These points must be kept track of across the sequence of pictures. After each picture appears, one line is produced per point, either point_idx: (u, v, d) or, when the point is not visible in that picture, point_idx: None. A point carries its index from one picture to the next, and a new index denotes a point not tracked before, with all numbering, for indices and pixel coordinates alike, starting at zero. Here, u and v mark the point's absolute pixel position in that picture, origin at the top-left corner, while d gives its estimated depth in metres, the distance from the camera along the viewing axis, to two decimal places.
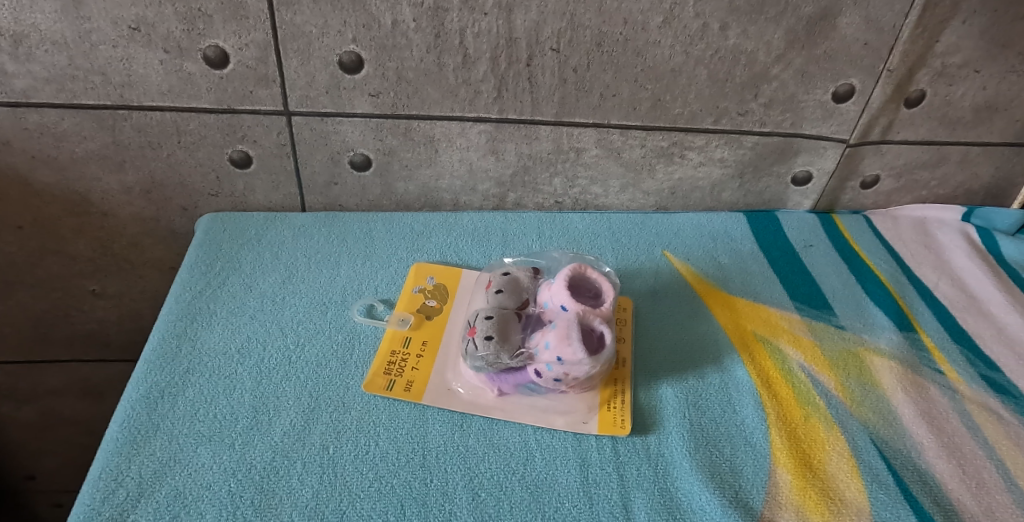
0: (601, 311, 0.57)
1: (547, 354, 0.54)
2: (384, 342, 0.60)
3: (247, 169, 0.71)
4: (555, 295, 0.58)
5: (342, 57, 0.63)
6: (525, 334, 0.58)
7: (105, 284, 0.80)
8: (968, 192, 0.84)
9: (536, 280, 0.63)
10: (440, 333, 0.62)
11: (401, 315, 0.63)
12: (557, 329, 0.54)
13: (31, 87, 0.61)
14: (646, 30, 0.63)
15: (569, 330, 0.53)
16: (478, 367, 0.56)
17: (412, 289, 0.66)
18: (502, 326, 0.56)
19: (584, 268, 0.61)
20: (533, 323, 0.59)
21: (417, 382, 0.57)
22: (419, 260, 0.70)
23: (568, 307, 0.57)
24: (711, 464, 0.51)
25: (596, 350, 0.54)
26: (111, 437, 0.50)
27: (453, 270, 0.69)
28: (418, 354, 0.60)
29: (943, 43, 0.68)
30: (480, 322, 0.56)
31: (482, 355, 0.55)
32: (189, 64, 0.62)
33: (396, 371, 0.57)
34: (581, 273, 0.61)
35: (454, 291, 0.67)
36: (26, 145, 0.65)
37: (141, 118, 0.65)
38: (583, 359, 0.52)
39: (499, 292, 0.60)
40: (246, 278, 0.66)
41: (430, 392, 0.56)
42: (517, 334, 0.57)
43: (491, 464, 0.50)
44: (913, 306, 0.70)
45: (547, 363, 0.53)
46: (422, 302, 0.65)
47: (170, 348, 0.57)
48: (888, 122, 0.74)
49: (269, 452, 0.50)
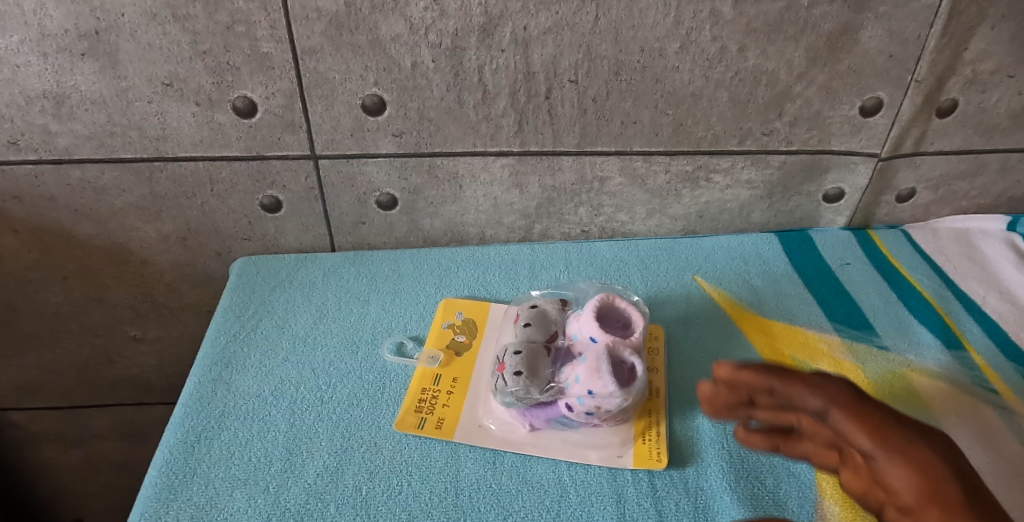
0: (631, 341, 0.56)
1: (577, 388, 0.53)
2: (414, 381, 0.60)
3: (277, 213, 0.73)
4: (583, 326, 0.58)
5: (365, 100, 0.64)
6: (555, 368, 0.57)
7: (145, 329, 0.82)
8: (1012, 199, 0.80)
9: (564, 312, 0.63)
10: (470, 369, 0.62)
11: (430, 353, 0.63)
12: (586, 362, 0.53)
13: (73, 145, 0.64)
14: (664, 57, 0.63)
15: (598, 362, 0.52)
16: (509, 402, 0.55)
17: (441, 325, 0.66)
18: (531, 362, 0.55)
19: (611, 298, 0.60)
20: (562, 357, 0.59)
21: (448, 420, 0.56)
22: (447, 295, 0.70)
23: (598, 338, 0.56)
24: (753, 496, 0.49)
25: (628, 382, 0.53)
26: (150, 482, 0.51)
27: (481, 305, 0.69)
28: (448, 392, 0.59)
29: (972, 50, 0.66)
30: (508, 358, 0.56)
31: (512, 391, 0.55)
32: (219, 115, 0.64)
33: (426, 408, 0.57)
34: (609, 303, 0.60)
35: (483, 325, 0.67)
36: (70, 200, 0.68)
37: (176, 169, 0.67)
38: (615, 391, 0.51)
39: (528, 326, 0.60)
40: (279, 320, 0.67)
41: (461, 429, 0.55)
42: (546, 368, 0.56)
43: (525, 502, 0.49)
44: (960, 324, 0.66)
45: (578, 397, 0.52)
46: (451, 337, 0.65)
47: (206, 393, 0.58)
48: (920, 133, 0.72)
49: (303, 494, 0.50)
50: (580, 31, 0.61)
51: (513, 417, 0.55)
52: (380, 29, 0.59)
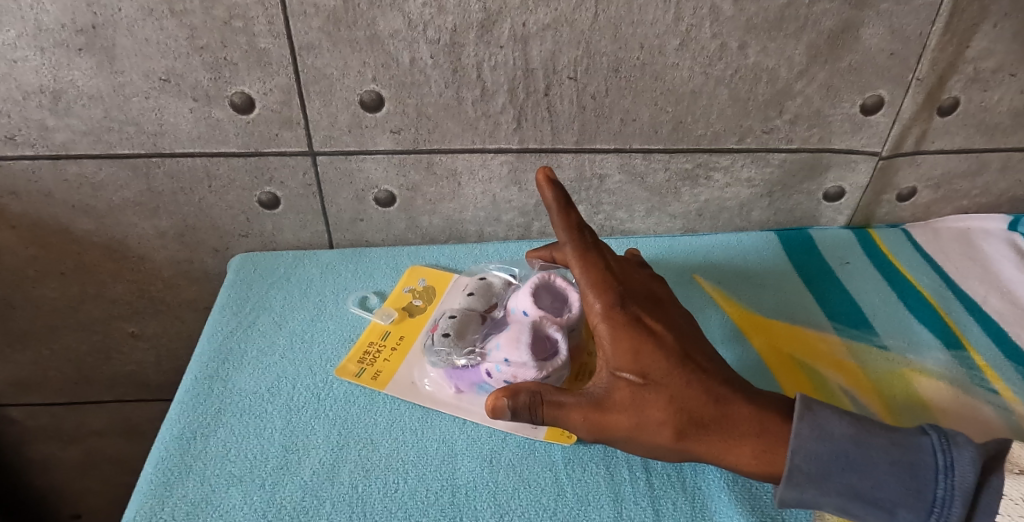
0: (561, 320, 0.57)
1: (495, 355, 0.54)
2: (363, 335, 0.65)
3: (275, 209, 0.72)
4: (519, 301, 0.59)
5: (363, 96, 0.64)
6: (484, 335, 0.60)
7: (143, 326, 0.82)
8: (1013, 198, 0.80)
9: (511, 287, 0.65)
10: (417, 331, 0.65)
11: (385, 310, 0.67)
12: (508, 332, 0.55)
13: (69, 140, 0.64)
14: (664, 54, 0.63)
15: (518, 333, 0.54)
16: (436, 363, 0.59)
17: (403, 289, 0.70)
18: (460, 325, 0.59)
19: (550, 277, 0.61)
20: (495, 327, 0.61)
21: (384, 373, 0.60)
22: (414, 262, 0.74)
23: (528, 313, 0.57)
24: (752, 496, 0.49)
25: (547, 356, 0.54)
26: (145, 479, 0.51)
27: (444, 274, 0.72)
28: (391, 347, 0.63)
29: (974, 48, 0.65)
30: (443, 320, 0.60)
31: (439, 351, 0.58)
32: (217, 111, 0.64)
33: (368, 360, 0.62)
34: (548, 281, 0.61)
35: (441, 291, 0.69)
36: (67, 195, 0.68)
37: (173, 165, 0.67)
38: (528, 362, 0.52)
39: (471, 296, 0.64)
40: (276, 317, 0.66)
41: (394, 384, 0.59)
42: (474, 334, 0.59)
43: (521, 501, 0.49)
44: (961, 324, 0.66)
45: (495, 364, 0.54)
46: (409, 301, 0.68)
47: (203, 389, 0.58)
48: (921, 132, 0.72)
49: (299, 492, 0.49)
50: (579, 28, 0.61)
51: (440, 376, 0.58)
52: (378, 25, 0.59)
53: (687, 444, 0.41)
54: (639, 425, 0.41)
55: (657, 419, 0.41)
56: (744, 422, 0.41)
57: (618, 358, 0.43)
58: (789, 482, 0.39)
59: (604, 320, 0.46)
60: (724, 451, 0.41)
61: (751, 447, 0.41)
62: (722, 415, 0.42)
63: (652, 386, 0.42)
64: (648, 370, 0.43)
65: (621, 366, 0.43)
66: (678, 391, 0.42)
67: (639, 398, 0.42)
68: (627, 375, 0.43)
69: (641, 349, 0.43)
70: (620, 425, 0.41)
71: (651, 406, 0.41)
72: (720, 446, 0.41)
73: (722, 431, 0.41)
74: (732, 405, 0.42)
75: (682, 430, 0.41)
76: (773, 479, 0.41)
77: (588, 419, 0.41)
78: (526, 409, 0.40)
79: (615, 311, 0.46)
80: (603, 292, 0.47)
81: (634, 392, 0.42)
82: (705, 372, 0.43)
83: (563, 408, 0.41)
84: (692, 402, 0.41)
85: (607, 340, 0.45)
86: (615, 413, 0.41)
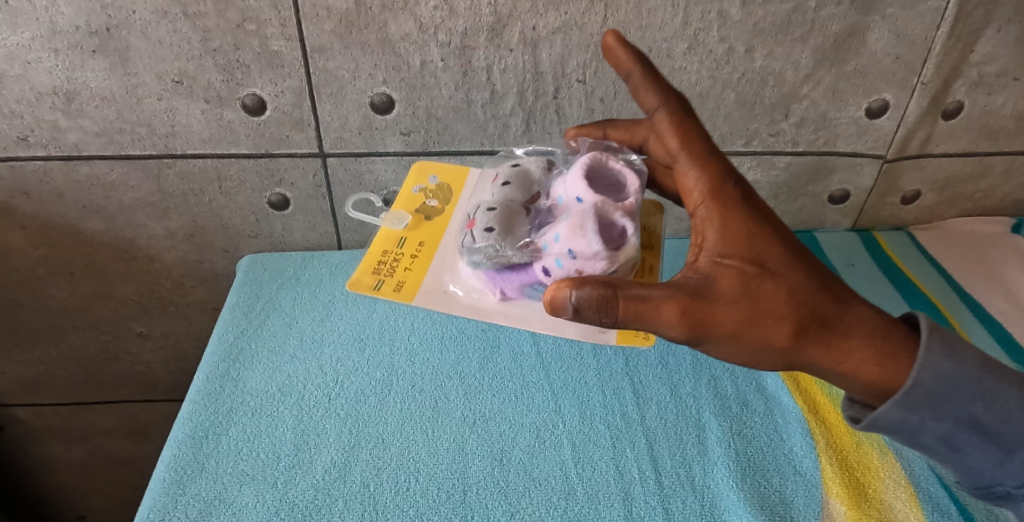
0: (624, 205, 0.47)
1: (555, 248, 0.45)
2: (377, 241, 0.55)
3: (285, 211, 0.73)
4: (569, 187, 0.48)
5: (373, 99, 0.64)
6: (534, 227, 0.50)
7: (151, 326, 0.82)
8: (1017, 201, 0.81)
9: (551, 173, 0.54)
10: (440, 234, 0.55)
11: (397, 215, 0.57)
12: (568, 220, 0.45)
13: (82, 141, 0.64)
14: (672, 57, 0.64)
15: (582, 220, 0.44)
16: (477, 263, 0.48)
17: (412, 189, 0.60)
18: (505, 218, 0.48)
19: (603, 156, 0.50)
20: (543, 217, 0.50)
21: (409, 283, 0.52)
22: (420, 161, 0.64)
23: (584, 198, 0.47)
24: (760, 495, 0.50)
25: (616, 244, 0.45)
26: (158, 477, 0.51)
27: (457, 170, 0.62)
28: (413, 254, 0.54)
29: (978, 52, 0.66)
30: (481, 214, 0.49)
31: (480, 249, 0.48)
32: (228, 112, 0.64)
33: (386, 270, 0.53)
34: (601, 161, 0.50)
35: (459, 190, 0.60)
36: (78, 196, 0.68)
37: (184, 166, 0.67)
38: (599, 252, 0.43)
39: (506, 184, 0.52)
40: (286, 317, 0.67)
41: (422, 293, 0.51)
42: (523, 227, 0.49)
43: (532, 499, 0.49)
44: (966, 325, 0.66)
45: (556, 258, 0.45)
46: (422, 202, 0.58)
47: (215, 389, 0.59)
48: (925, 135, 0.72)
49: (310, 490, 0.50)
50: (589, 31, 0.61)
51: (481, 282, 0.49)
52: (390, 28, 0.60)
53: (806, 346, 0.34)
54: (751, 321, 0.32)
55: (774, 314, 0.32)
56: (861, 325, 0.35)
57: (723, 242, 0.34)
58: (907, 401, 0.34)
59: (706, 195, 0.36)
60: (838, 356, 0.34)
61: (867, 355, 0.34)
62: (842, 314, 0.34)
63: (771, 275, 0.33)
64: (765, 257, 0.34)
65: (730, 252, 0.34)
66: (799, 283, 0.33)
67: (756, 288, 0.33)
68: (736, 262, 0.33)
69: (757, 232, 0.34)
70: (728, 323, 0.32)
71: (773, 298, 0.33)
72: (839, 353, 0.34)
73: (839, 336, 0.34)
74: (849, 305, 0.35)
75: (804, 330, 0.33)
76: (888, 392, 0.35)
77: (686, 313, 0.32)
78: (595, 306, 0.31)
79: (719, 183, 0.36)
80: (704, 162, 0.38)
81: (750, 280, 0.33)
82: (819, 263, 0.35)
83: (651, 302, 0.31)
84: (814, 296, 0.33)
85: (708, 220, 0.35)
86: (724, 307, 0.32)
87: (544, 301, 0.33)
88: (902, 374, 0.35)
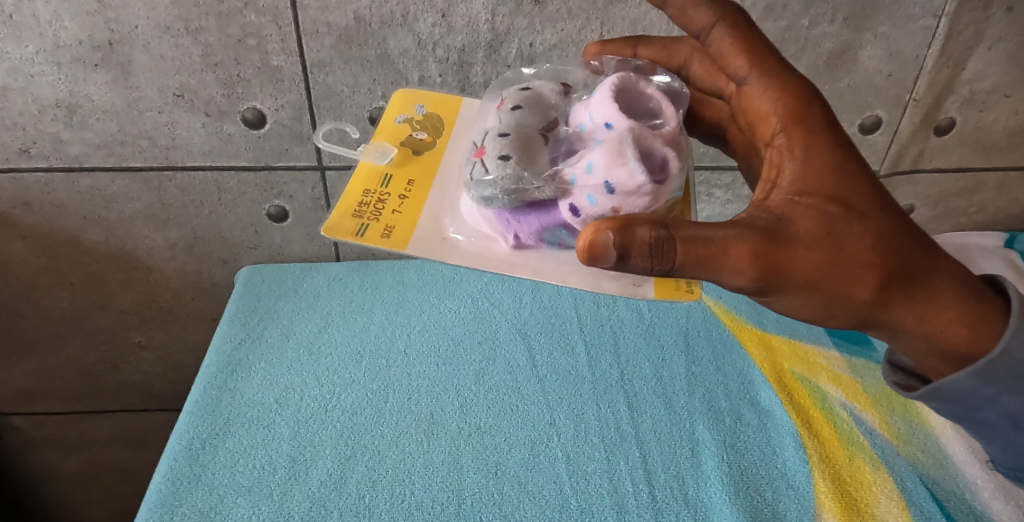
0: (666, 130, 0.39)
1: (589, 182, 0.38)
2: (357, 180, 0.45)
3: (284, 222, 0.74)
4: (597, 109, 0.41)
5: (372, 113, 0.65)
6: (557, 157, 0.42)
7: (149, 336, 0.82)
8: (1009, 216, 0.82)
9: (565, 100, 0.46)
10: (434, 172, 0.47)
11: (380, 148, 0.47)
12: (602, 146, 0.37)
13: (83, 153, 0.65)
14: None
15: (620, 146, 0.37)
16: (489, 200, 0.40)
17: (396, 121, 0.51)
18: (522, 145, 0.40)
19: (631, 78, 0.43)
20: (565, 146, 0.42)
21: (399, 227, 0.42)
22: (404, 90, 0.55)
23: (615, 123, 0.39)
24: (752, 509, 0.50)
25: (660, 176, 0.38)
26: (154, 488, 0.51)
27: (448, 100, 0.53)
28: (402, 195, 0.44)
29: (970, 70, 0.67)
30: (492, 142, 0.41)
31: (494, 183, 0.39)
32: (228, 126, 0.65)
33: (369, 212, 0.43)
34: (630, 84, 0.43)
35: (451, 122, 0.51)
36: (79, 206, 0.69)
37: (185, 178, 0.68)
38: (643, 184, 0.36)
39: (517, 108, 0.43)
40: (284, 329, 0.67)
41: (418, 240, 0.42)
42: (544, 157, 0.41)
43: (525, 512, 0.50)
44: None
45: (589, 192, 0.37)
46: (409, 134, 0.49)
47: (212, 399, 0.59)
48: (918, 150, 0.73)
49: (306, 502, 0.50)
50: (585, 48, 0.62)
51: (492, 227, 0.41)
52: (389, 44, 0.60)
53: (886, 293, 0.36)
54: (832, 266, 0.33)
55: (857, 261, 0.34)
56: (948, 285, 0.38)
57: (802, 179, 0.34)
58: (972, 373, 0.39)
59: (785, 125, 0.36)
60: (925, 317, 0.38)
61: (956, 315, 0.38)
62: (930, 273, 0.37)
63: (855, 216, 0.34)
64: (849, 197, 0.34)
65: (809, 191, 0.34)
66: (881, 230, 0.34)
67: (837, 230, 0.33)
68: (816, 201, 0.34)
69: (838, 171, 0.34)
70: (809, 267, 0.33)
71: (856, 241, 0.34)
72: (922, 309, 0.37)
73: (926, 294, 0.37)
74: (936, 264, 0.37)
75: (886, 278, 0.35)
76: (968, 356, 0.39)
77: (759, 257, 0.31)
78: (646, 251, 0.29)
79: (801, 108, 0.36)
80: (778, 86, 0.37)
81: (830, 222, 0.33)
82: (898, 206, 0.36)
83: (715, 245, 0.30)
84: (892, 240, 0.35)
85: (788, 154, 0.35)
86: (807, 249, 0.33)
87: (578, 248, 0.30)
88: (989, 337, 0.38)
